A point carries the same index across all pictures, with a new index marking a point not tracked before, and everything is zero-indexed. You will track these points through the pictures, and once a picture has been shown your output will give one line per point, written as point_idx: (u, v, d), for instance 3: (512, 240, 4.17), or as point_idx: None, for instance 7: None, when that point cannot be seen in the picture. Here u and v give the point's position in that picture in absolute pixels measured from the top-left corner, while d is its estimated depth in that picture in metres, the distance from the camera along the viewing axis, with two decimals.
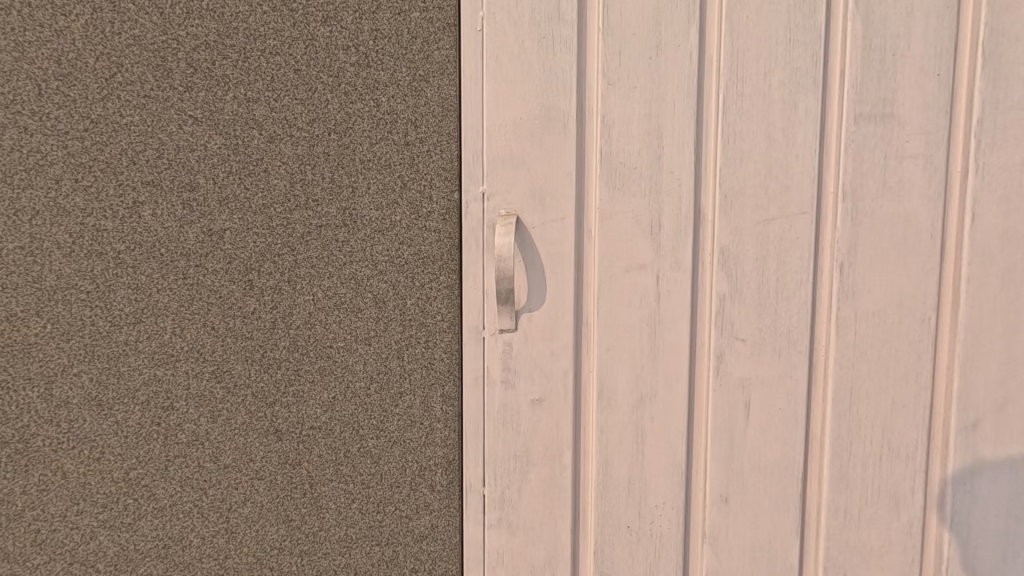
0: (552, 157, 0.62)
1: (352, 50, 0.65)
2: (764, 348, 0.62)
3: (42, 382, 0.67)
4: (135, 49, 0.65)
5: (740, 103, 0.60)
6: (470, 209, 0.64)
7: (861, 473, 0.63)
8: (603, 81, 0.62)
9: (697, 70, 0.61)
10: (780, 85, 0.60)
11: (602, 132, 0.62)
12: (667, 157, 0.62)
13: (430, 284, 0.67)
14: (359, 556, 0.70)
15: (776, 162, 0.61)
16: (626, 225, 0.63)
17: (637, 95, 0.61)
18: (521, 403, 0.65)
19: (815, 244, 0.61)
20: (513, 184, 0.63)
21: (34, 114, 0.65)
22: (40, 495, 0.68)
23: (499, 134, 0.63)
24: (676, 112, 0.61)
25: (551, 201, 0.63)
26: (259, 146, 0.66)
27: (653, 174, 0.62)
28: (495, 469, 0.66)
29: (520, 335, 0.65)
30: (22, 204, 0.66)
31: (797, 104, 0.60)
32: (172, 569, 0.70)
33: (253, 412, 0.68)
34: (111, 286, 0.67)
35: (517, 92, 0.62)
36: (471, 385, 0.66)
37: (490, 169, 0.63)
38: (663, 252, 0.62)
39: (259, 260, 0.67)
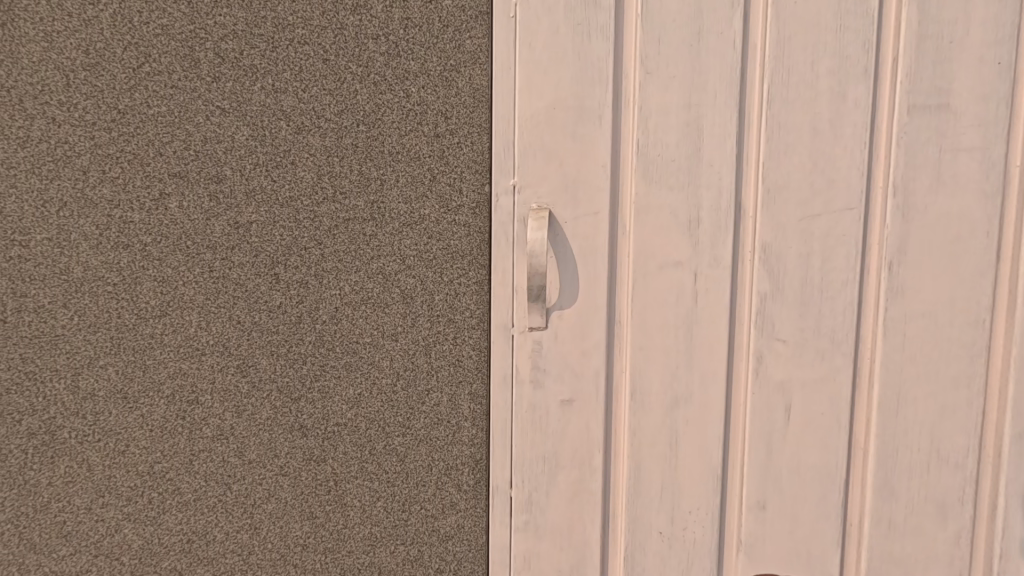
0: (587, 149, 0.60)
1: (382, 39, 0.63)
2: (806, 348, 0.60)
3: (69, 374, 0.67)
4: (163, 39, 0.64)
5: (785, 93, 0.58)
6: (501, 203, 0.62)
7: (907, 483, 0.60)
8: (640, 69, 0.59)
9: (740, 58, 0.58)
10: (827, 74, 0.57)
11: (639, 123, 0.60)
12: (707, 149, 0.59)
13: (459, 280, 0.65)
14: (384, 556, 0.69)
15: (822, 155, 0.58)
16: (663, 219, 0.60)
17: (676, 85, 0.59)
18: (551, 403, 0.63)
19: (862, 242, 0.58)
20: (545, 177, 0.61)
21: (62, 104, 0.65)
22: (66, 487, 0.68)
23: (532, 125, 0.61)
24: (717, 103, 0.59)
25: (585, 194, 0.61)
26: (287, 138, 0.65)
27: (692, 167, 0.60)
28: (523, 470, 0.65)
29: (550, 331, 0.63)
30: (50, 195, 0.65)
31: (846, 95, 0.57)
32: (196, 564, 0.69)
33: (278, 407, 0.68)
34: (137, 278, 0.66)
35: (551, 82, 0.60)
36: (498, 384, 0.65)
37: (521, 162, 0.61)
38: (701, 249, 0.60)
39: (285, 253, 0.66)
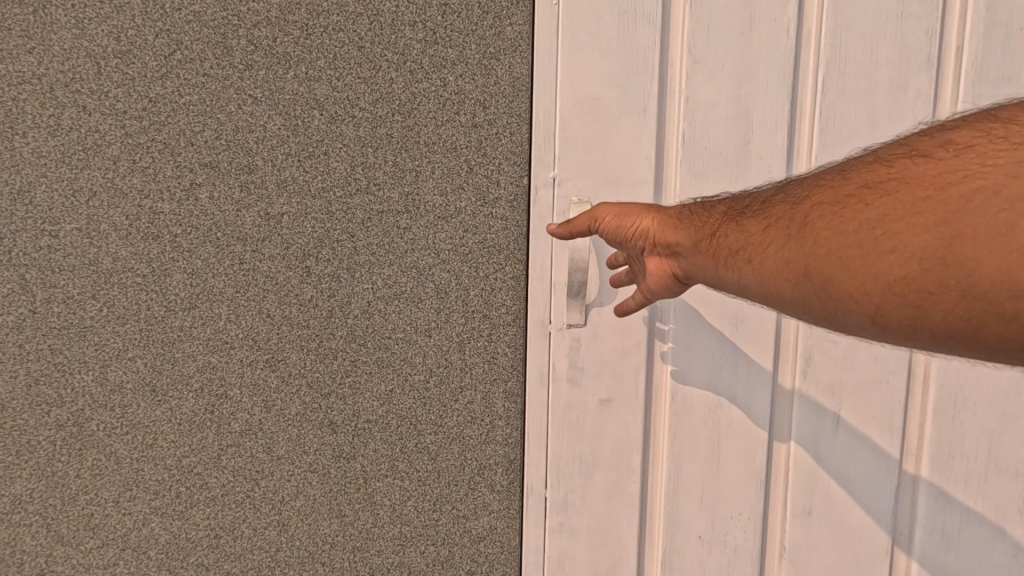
0: (630, 141, 0.58)
1: (418, 26, 0.62)
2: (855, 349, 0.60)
3: (97, 365, 0.66)
4: (195, 26, 0.63)
5: (841, 84, 0.56)
6: (540, 196, 0.61)
7: (961, 490, 0.60)
8: (688, 57, 0.57)
9: (794, 46, 0.56)
10: (887, 63, 0.56)
11: (685, 114, 0.58)
12: (756, 142, 0.57)
13: (495, 275, 0.64)
14: (414, 556, 0.67)
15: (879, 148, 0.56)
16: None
17: (725, 74, 0.57)
18: (589, 402, 0.62)
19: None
20: (587, 170, 0.59)
21: (93, 92, 0.63)
22: (93, 479, 0.67)
23: (573, 116, 0.59)
24: (768, 94, 0.57)
25: (627, 189, 0.59)
26: (320, 127, 0.63)
27: (741, 159, 0.58)
28: (557, 471, 0.63)
29: (590, 328, 0.62)
30: (80, 184, 0.64)
31: (907, 86, 0.56)
32: (223, 560, 0.68)
33: (308, 403, 0.66)
34: (167, 270, 0.65)
35: (592, 71, 0.58)
36: (534, 382, 0.63)
37: (561, 154, 0.59)
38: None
39: (317, 246, 0.64)
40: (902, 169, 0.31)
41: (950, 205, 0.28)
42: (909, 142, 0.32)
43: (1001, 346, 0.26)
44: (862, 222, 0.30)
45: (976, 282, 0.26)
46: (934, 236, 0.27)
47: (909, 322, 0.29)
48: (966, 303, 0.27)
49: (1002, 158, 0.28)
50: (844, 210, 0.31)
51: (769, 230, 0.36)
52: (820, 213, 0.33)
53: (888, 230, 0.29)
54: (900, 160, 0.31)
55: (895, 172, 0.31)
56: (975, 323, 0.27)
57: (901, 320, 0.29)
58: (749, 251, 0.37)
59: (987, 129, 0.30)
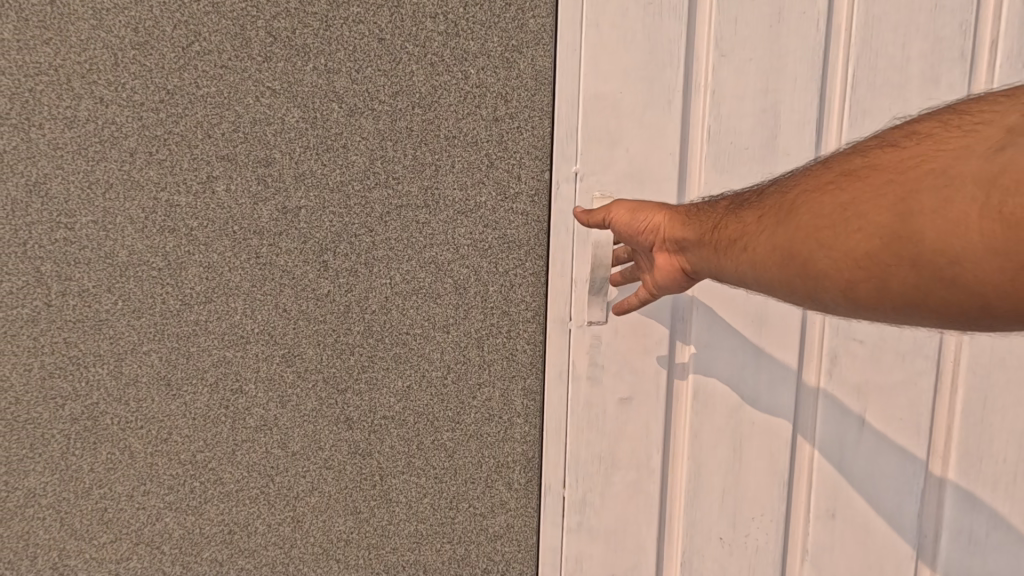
0: (655, 134, 0.59)
1: (440, 18, 0.61)
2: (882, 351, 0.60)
3: (112, 359, 0.65)
4: (214, 17, 0.62)
5: (873, 77, 0.58)
6: (561, 190, 0.61)
7: (990, 495, 0.60)
8: (715, 50, 0.58)
9: (823, 38, 0.58)
10: (919, 58, 0.58)
11: (710, 107, 0.59)
12: (783, 138, 0.59)
13: (515, 271, 0.64)
14: (429, 554, 0.67)
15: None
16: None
17: (752, 67, 0.58)
18: (608, 400, 0.62)
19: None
20: (610, 165, 0.60)
21: (110, 84, 0.63)
22: (107, 473, 0.67)
23: (597, 110, 0.60)
24: (796, 89, 0.58)
25: (650, 183, 0.60)
26: (339, 120, 0.63)
27: (767, 154, 0.59)
28: (575, 470, 0.63)
29: (611, 326, 0.61)
30: (96, 176, 0.64)
31: (940, 80, 0.58)
32: (237, 556, 0.68)
33: (324, 398, 0.66)
34: (183, 264, 0.65)
35: (616, 64, 0.59)
36: (554, 380, 0.63)
37: (583, 147, 0.60)
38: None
39: (335, 240, 0.64)
40: (874, 157, 0.31)
41: (906, 184, 0.28)
42: (880, 135, 0.33)
43: (951, 313, 0.27)
44: (833, 203, 0.31)
45: (925, 253, 0.27)
46: (892, 214, 0.28)
47: (875, 293, 0.29)
48: (917, 272, 0.27)
49: (955, 142, 0.29)
50: (822, 195, 0.32)
51: (757, 219, 0.36)
52: (802, 199, 0.33)
53: (852, 210, 0.30)
54: (871, 150, 0.32)
55: (868, 159, 0.31)
56: (926, 292, 0.27)
57: (867, 292, 0.29)
58: (739, 239, 0.36)
59: (944, 120, 0.31)
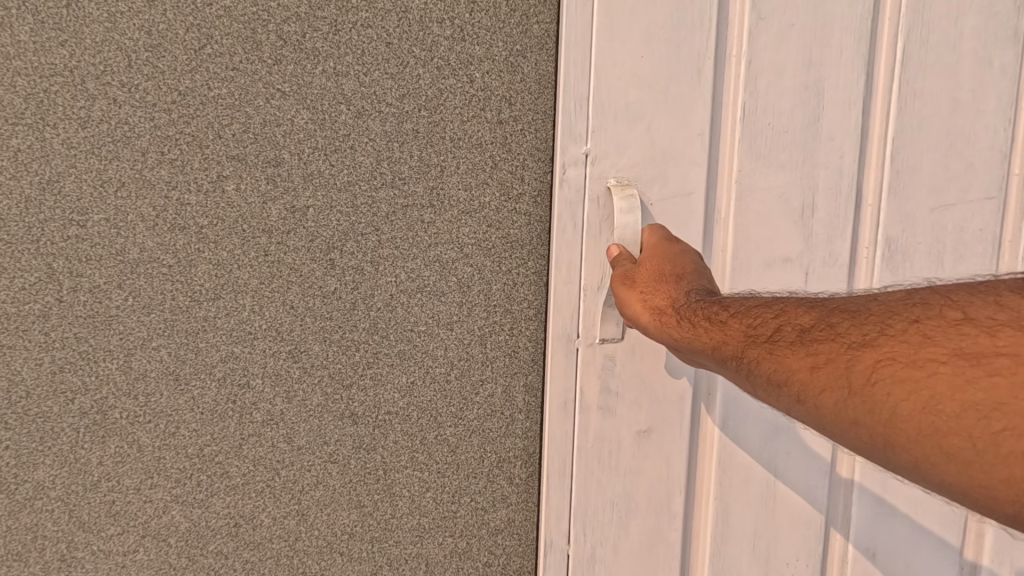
0: (683, 107, 0.66)
1: (446, 23, 0.63)
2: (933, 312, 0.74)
3: (122, 354, 0.67)
4: (225, 20, 0.64)
5: (924, 59, 0.70)
6: (569, 174, 0.64)
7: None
8: (753, 15, 0.66)
9: (869, 15, 0.68)
10: (968, 37, 0.70)
11: (749, 80, 0.67)
12: (829, 119, 0.69)
13: (517, 270, 0.67)
14: (431, 547, 0.68)
15: (953, 125, 0.71)
16: (784, 190, 0.69)
17: (794, 39, 0.67)
18: (624, 430, 0.67)
19: (961, 223, 0.73)
20: (629, 142, 0.65)
21: (123, 85, 0.64)
22: (116, 466, 0.68)
23: (616, 80, 0.64)
24: (840, 67, 0.68)
25: (676, 157, 0.66)
26: (347, 121, 0.64)
27: (810, 131, 0.69)
28: (590, 511, 0.67)
29: (626, 350, 0.67)
30: (109, 175, 0.65)
31: (992, 62, 0.71)
32: (242, 548, 0.69)
33: (330, 394, 0.67)
34: (192, 261, 0.66)
35: (637, 36, 0.63)
36: (563, 415, 0.66)
37: (599, 122, 0.64)
38: (812, 244, 0.70)
39: (342, 239, 0.65)
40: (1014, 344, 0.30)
41: None
42: (1010, 305, 0.32)
43: None
44: (925, 385, 0.31)
45: None
46: None
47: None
48: None
49: None
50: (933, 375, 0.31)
51: (814, 371, 0.35)
52: (888, 367, 0.33)
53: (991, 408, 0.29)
54: (1004, 330, 0.31)
55: (1004, 346, 0.30)
56: None
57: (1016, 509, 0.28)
58: (791, 383, 0.36)
59: None
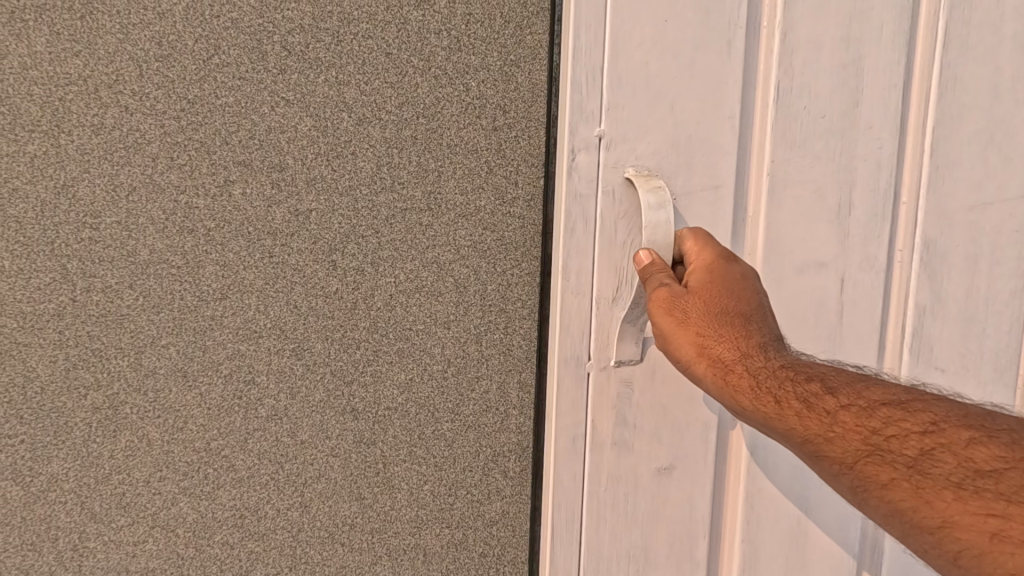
0: (710, 91, 0.62)
1: (444, 34, 0.66)
2: (970, 317, 0.69)
3: (133, 351, 0.70)
4: (232, 32, 0.67)
5: (965, 42, 0.65)
6: (580, 160, 0.60)
7: None
8: None
9: None
10: (1011, 20, 0.65)
11: (783, 62, 0.63)
12: (866, 107, 0.65)
13: (512, 271, 0.69)
14: (429, 538, 0.71)
15: (994, 118, 0.66)
16: (817, 187, 0.65)
17: (829, 18, 0.63)
18: (641, 467, 0.64)
19: (998, 226, 0.67)
20: (653, 127, 0.61)
21: (134, 93, 0.67)
22: (126, 460, 0.71)
23: (636, 51, 0.60)
24: (878, 47, 0.64)
25: (700, 146, 0.63)
26: (348, 129, 0.67)
27: (847, 120, 0.65)
28: (608, 553, 0.65)
29: (645, 375, 0.64)
30: (121, 179, 0.68)
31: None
32: (247, 539, 0.72)
33: (332, 390, 0.70)
34: (200, 262, 0.69)
35: (664, 10, 0.60)
36: (577, 453, 0.63)
37: (621, 104, 0.60)
38: (850, 246, 0.66)
39: (343, 241, 0.68)
40: None
41: None
42: None
43: None
44: None
45: None
46: None
47: None
48: None
49: None
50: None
51: (997, 541, 0.31)
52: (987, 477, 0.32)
53: None
54: None
55: None
56: None
57: None
58: (947, 534, 0.32)
59: None
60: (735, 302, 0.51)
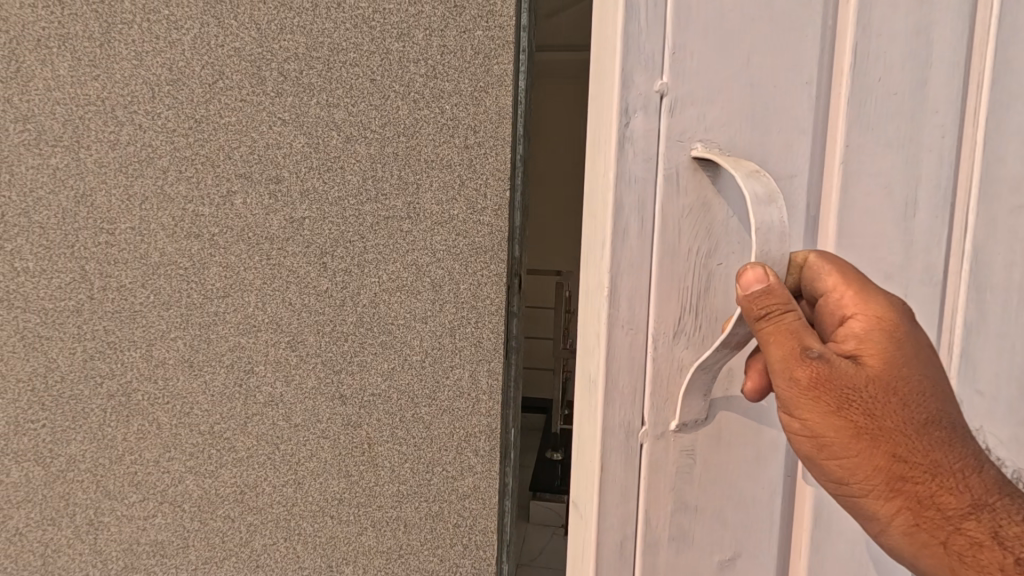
0: (787, 50, 0.49)
1: (422, 63, 0.74)
2: (1010, 351, 0.54)
3: (145, 343, 0.78)
4: (234, 59, 0.75)
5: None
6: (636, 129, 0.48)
7: None
8: None
9: None
10: None
11: (857, 19, 0.49)
12: (934, 84, 0.50)
13: (482, 272, 0.77)
14: (409, 510, 0.80)
15: None
16: (885, 180, 0.51)
17: None
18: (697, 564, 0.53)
19: None
20: (718, 95, 0.49)
21: (147, 113, 0.76)
22: (138, 442, 0.79)
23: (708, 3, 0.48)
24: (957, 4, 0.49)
25: (773, 122, 0.49)
26: (337, 146, 0.75)
27: (916, 97, 0.50)
28: None
29: (709, 443, 0.52)
30: (134, 190, 0.76)
31: None
32: (246, 513, 0.80)
33: (323, 377, 0.78)
34: (206, 264, 0.77)
35: None
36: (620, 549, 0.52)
37: (678, 63, 0.48)
38: (912, 253, 0.52)
39: (333, 245, 0.77)
40: None
41: None
42: None
43: None
44: None
45: None
46: None
47: None
48: None
49: None
50: None
51: None
52: None
53: None
54: None
55: None
56: None
57: None
58: None
59: None
60: (933, 405, 0.41)
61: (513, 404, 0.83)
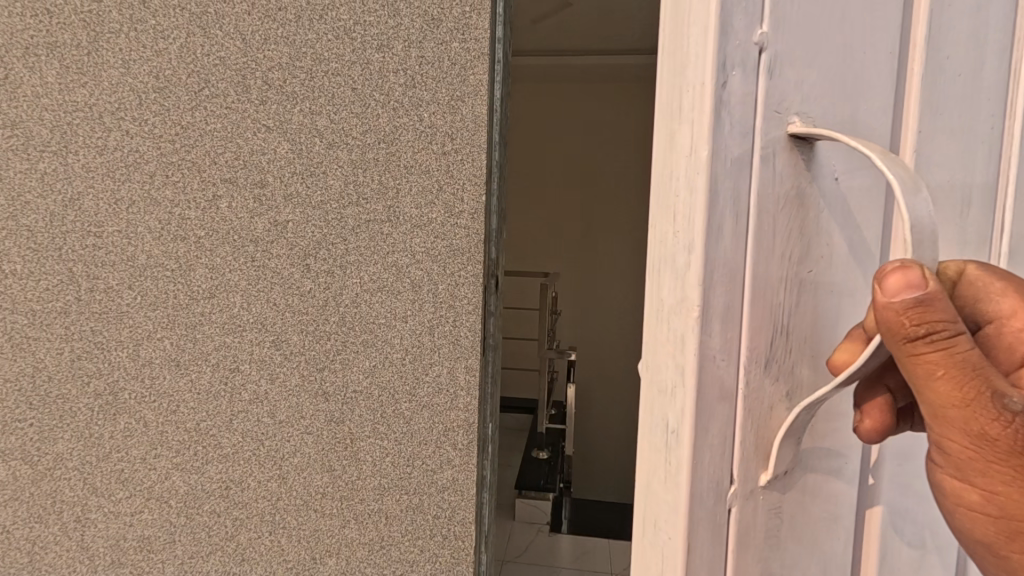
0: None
1: (401, 72, 0.77)
2: None
3: (132, 343, 0.80)
4: (219, 68, 0.78)
5: None
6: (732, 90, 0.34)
7: None
8: None
9: None
10: None
11: None
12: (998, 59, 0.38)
13: (460, 273, 0.80)
14: (391, 502, 0.83)
15: None
16: (943, 175, 0.39)
17: None
18: None
19: None
20: (811, 51, 0.36)
21: (134, 120, 0.78)
22: (125, 439, 0.81)
23: None
24: None
25: (853, 90, 0.37)
26: (319, 152, 0.78)
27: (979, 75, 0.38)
28: None
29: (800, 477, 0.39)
30: (121, 194, 0.79)
31: None
32: (232, 508, 0.83)
33: (307, 374, 0.81)
34: (191, 265, 0.80)
35: None
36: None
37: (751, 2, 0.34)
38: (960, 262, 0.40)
39: (315, 248, 0.79)
40: None
41: None
42: None
43: None
44: None
45: None
46: None
47: None
48: None
49: None
50: None
51: None
52: None
53: None
54: None
55: None
56: None
57: None
58: None
59: None
60: None
61: (490, 399, 0.85)
